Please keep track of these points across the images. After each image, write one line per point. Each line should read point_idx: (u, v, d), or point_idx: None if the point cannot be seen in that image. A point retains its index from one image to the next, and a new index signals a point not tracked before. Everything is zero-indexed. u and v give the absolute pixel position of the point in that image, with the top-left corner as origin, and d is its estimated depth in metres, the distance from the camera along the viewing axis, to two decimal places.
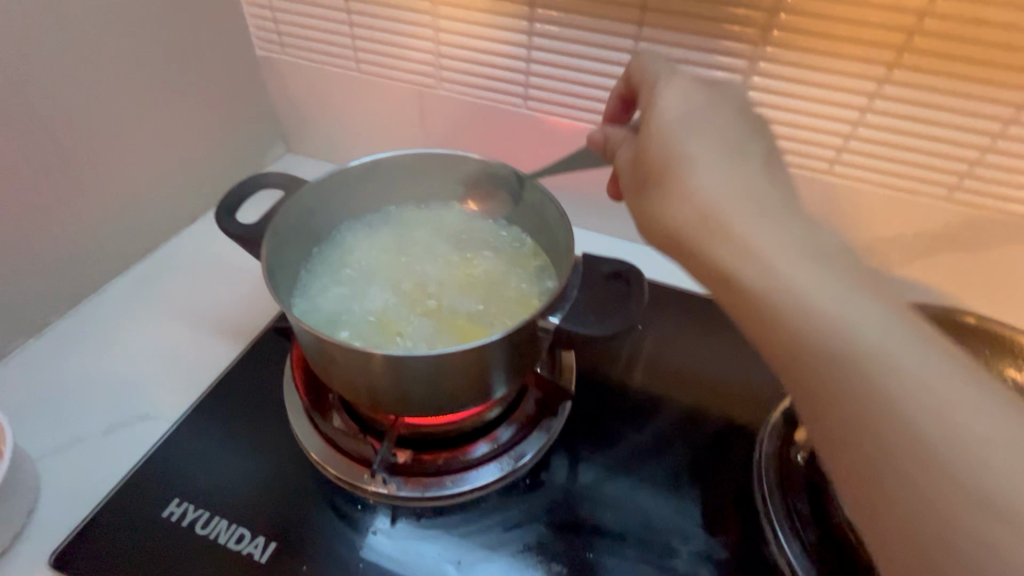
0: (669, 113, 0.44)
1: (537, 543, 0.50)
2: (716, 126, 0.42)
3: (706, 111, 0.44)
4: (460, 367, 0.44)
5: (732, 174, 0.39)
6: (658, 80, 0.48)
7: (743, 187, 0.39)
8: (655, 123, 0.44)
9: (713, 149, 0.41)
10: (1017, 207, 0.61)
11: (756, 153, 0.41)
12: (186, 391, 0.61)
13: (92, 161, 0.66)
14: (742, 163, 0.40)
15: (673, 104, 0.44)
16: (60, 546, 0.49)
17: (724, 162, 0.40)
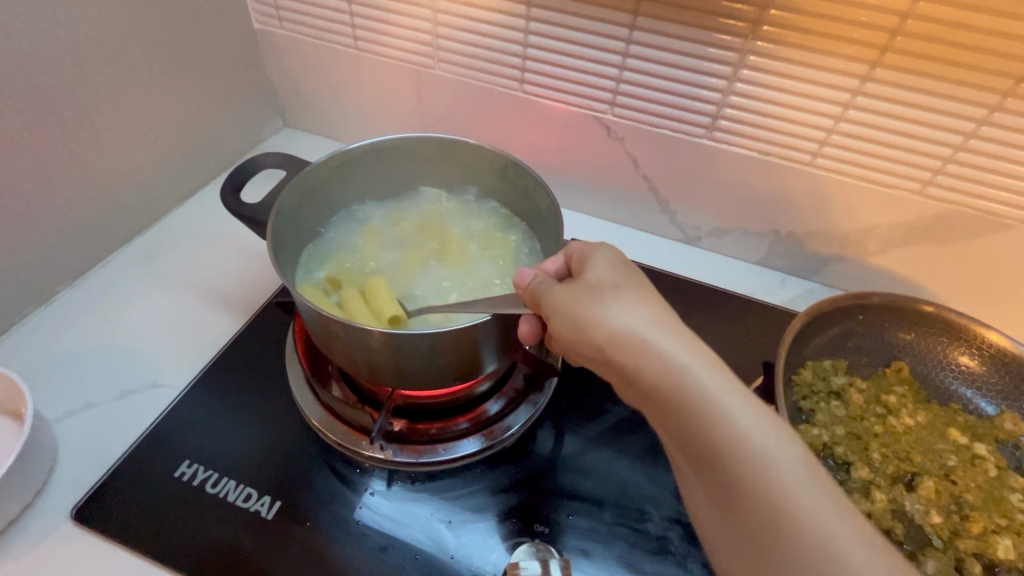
0: (598, 270, 0.44)
1: (522, 505, 0.55)
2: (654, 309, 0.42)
3: (637, 283, 0.43)
4: (453, 345, 0.47)
5: (638, 338, 0.39)
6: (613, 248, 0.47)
7: (636, 344, 0.39)
8: (586, 276, 0.45)
9: (629, 308, 0.41)
10: (985, 204, 0.64)
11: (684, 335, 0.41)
12: (192, 360, 0.64)
13: (94, 133, 0.67)
14: (657, 329, 0.40)
15: (606, 262, 0.45)
16: (80, 502, 0.53)
17: (635, 323, 0.40)
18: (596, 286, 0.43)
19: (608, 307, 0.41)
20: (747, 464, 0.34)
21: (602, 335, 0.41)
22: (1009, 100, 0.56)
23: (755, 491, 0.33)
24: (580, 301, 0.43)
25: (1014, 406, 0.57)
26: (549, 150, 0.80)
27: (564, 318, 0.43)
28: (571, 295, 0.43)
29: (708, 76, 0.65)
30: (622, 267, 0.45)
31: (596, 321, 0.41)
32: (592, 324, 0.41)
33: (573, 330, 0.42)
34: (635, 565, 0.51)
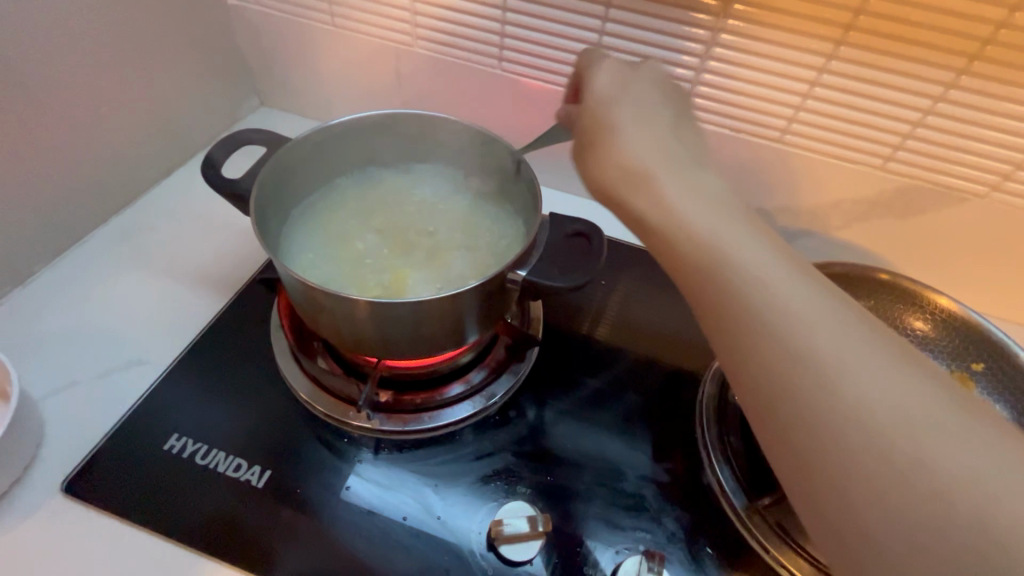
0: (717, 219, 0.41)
1: (505, 469, 0.57)
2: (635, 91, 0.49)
3: (640, 107, 0.48)
4: (435, 314, 0.49)
5: (641, 159, 0.44)
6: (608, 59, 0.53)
7: (641, 168, 0.44)
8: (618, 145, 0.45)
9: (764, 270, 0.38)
10: (941, 178, 0.67)
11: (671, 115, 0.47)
12: (176, 338, 0.65)
13: (67, 111, 0.66)
14: (658, 152, 0.45)
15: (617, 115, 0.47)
16: (70, 476, 0.53)
17: (664, 169, 0.44)
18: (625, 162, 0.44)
19: (622, 139, 0.45)
20: (880, 442, 0.33)
21: (614, 162, 0.45)
22: (963, 77, 0.59)
23: (887, 479, 0.32)
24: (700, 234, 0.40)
25: (964, 367, 0.60)
26: (528, 129, 0.81)
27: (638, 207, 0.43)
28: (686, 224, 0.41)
29: (682, 53, 0.67)
30: (636, 101, 0.49)
31: (614, 155, 0.45)
32: (608, 163, 0.45)
33: (598, 167, 0.46)
34: (612, 520, 0.54)
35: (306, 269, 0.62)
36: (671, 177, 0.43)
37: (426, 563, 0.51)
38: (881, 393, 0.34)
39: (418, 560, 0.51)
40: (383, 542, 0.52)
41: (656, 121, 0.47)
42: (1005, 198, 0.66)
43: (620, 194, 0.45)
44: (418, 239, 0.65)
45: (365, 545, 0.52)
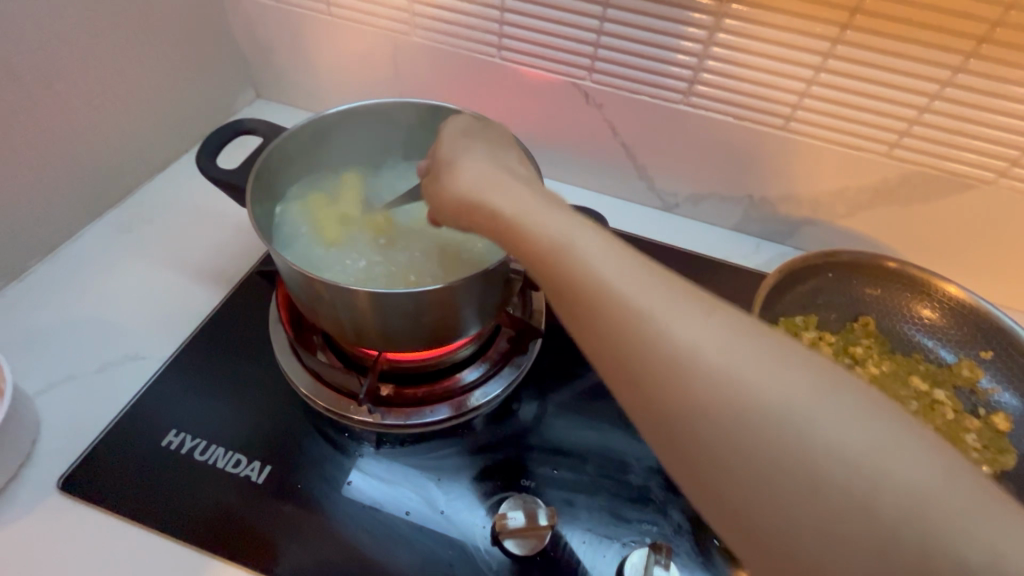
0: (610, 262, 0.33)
1: (509, 461, 0.56)
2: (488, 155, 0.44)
3: (477, 143, 0.46)
4: (437, 304, 0.48)
5: (483, 186, 0.41)
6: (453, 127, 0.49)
7: (485, 194, 0.40)
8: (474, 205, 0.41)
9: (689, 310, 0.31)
10: (948, 164, 0.66)
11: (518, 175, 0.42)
12: (173, 333, 0.64)
13: (59, 102, 0.65)
14: (501, 176, 0.42)
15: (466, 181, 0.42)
16: (67, 473, 0.53)
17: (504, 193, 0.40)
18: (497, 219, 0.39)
19: (461, 167, 0.43)
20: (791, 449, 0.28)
21: (460, 193, 0.42)
22: (972, 61, 0.58)
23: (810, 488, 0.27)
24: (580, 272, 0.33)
25: (972, 355, 0.60)
26: (528, 119, 0.80)
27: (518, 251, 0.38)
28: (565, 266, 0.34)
29: (684, 40, 0.66)
30: (468, 135, 0.47)
31: (457, 181, 0.42)
32: (452, 189, 0.42)
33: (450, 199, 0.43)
34: (618, 513, 0.54)
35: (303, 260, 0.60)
36: (508, 199, 0.39)
37: (430, 557, 0.50)
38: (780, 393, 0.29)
39: (422, 554, 0.51)
40: (386, 536, 0.51)
41: (497, 153, 0.45)
42: (1012, 184, 0.65)
43: (478, 217, 0.41)
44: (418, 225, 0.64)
45: (368, 539, 0.51)
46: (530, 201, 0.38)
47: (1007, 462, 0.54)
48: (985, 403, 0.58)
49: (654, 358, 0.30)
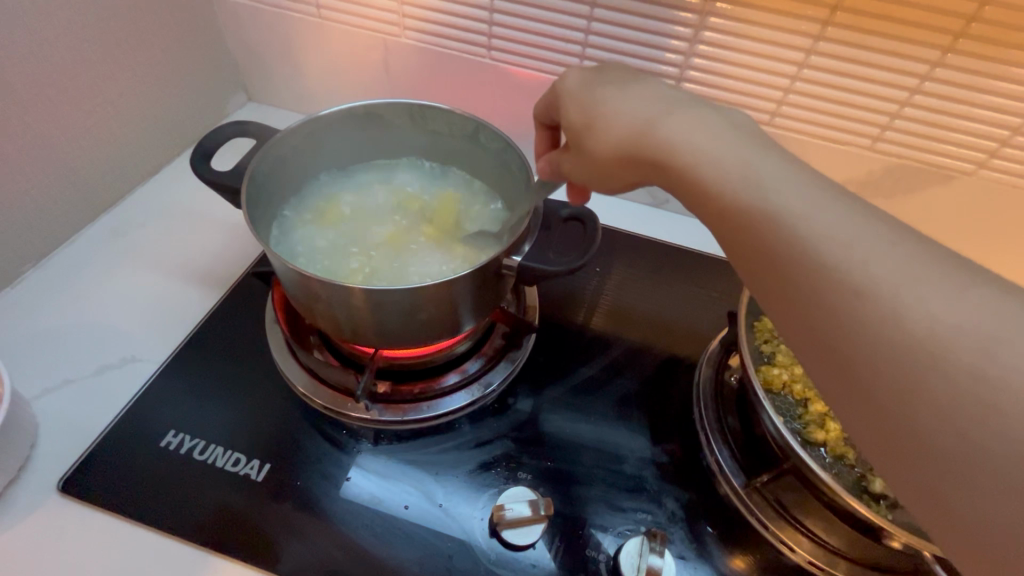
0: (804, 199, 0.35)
1: (506, 455, 0.57)
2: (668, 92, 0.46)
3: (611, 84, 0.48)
4: (432, 300, 0.49)
5: (638, 117, 0.44)
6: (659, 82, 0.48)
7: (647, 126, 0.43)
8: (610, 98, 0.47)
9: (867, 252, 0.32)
10: (929, 155, 0.68)
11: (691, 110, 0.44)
12: (170, 334, 0.64)
13: (49, 108, 0.65)
14: (650, 106, 0.44)
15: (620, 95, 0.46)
16: (66, 476, 0.53)
17: (710, 145, 0.40)
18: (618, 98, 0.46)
19: (608, 107, 0.46)
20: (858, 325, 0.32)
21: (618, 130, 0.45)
22: (949, 56, 0.59)
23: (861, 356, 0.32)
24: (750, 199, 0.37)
25: None
26: (519, 118, 0.81)
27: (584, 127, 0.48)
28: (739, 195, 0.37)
29: (671, 38, 0.67)
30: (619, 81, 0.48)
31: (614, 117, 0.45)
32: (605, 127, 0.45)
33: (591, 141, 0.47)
34: (613, 502, 0.55)
35: (298, 259, 0.61)
36: (670, 127, 0.42)
37: (429, 550, 0.51)
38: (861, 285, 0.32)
39: (421, 547, 0.51)
40: (385, 530, 0.52)
41: (632, 82, 0.48)
42: (991, 174, 0.67)
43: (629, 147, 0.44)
44: (410, 226, 0.65)
45: (367, 534, 0.52)
46: (741, 157, 0.39)
47: None
48: None
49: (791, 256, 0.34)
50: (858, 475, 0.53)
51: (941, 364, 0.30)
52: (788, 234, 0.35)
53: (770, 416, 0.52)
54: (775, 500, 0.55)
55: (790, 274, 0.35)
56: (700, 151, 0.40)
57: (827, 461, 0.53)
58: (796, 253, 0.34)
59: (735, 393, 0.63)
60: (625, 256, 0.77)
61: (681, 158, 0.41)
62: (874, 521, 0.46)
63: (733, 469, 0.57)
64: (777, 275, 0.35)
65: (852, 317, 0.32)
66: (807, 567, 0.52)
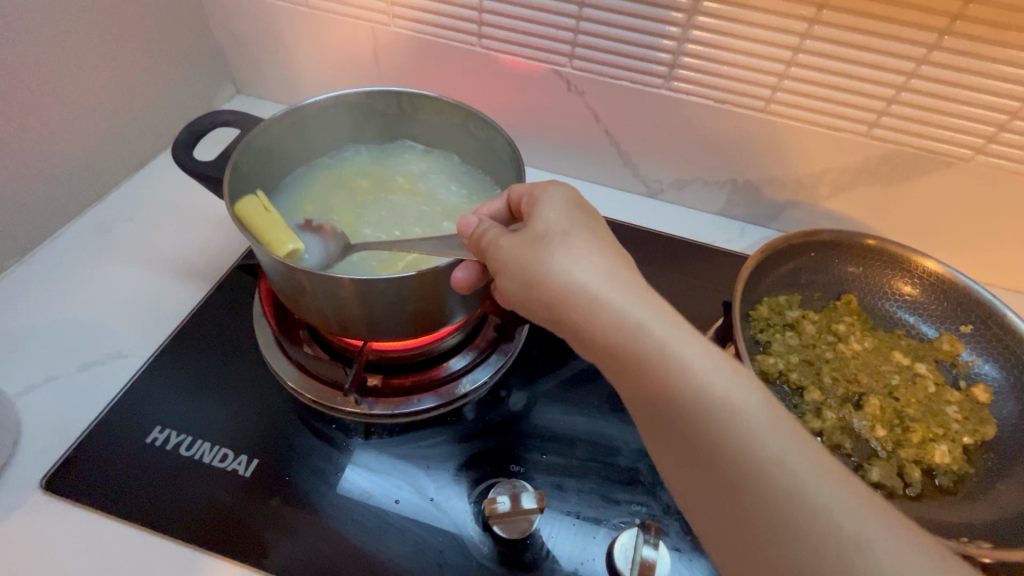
0: (773, 433, 0.33)
1: (498, 448, 0.56)
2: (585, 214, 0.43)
3: (589, 228, 0.42)
4: (420, 290, 0.48)
5: (589, 287, 0.38)
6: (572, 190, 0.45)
7: (590, 297, 0.38)
8: (537, 221, 0.43)
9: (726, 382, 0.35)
10: (927, 142, 0.67)
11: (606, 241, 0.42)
12: (156, 330, 0.63)
13: (31, 99, 0.64)
14: (612, 278, 0.39)
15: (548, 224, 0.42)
16: (50, 473, 0.52)
17: (688, 352, 0.36)
18: (545, 235, 0.42)
19: (573, 253, 0.40)
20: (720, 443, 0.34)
21: (556, 285, 0.39)
22: (945, 39, 0.58)
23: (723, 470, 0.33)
24: (722, 419, 0.34)
25: (951, 329, 0.61)
26: (511, 108, 0.80)
27: (511, 270, 0.42)
28: (711, 409, 0.34)
29: (665, 24, 0.66)
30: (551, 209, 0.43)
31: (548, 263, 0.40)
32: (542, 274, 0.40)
33: (525, 279, 0.41)
34: (607, 494, 0.54)
35: None
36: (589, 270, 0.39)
37: (420, 544, 0.50)
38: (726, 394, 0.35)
39: (413, 543, 0.51)
40: (376, 525, 0.51)
41: (611, 242, 0.42)
42: (989, 160, 0.66)
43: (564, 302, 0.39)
44: (399, 217, 0.64)
45: (357, 530, 0.51)
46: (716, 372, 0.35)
47: (988, 432, 0.54)
48: (966, 375, 0.59)
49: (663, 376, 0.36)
50: (855, 464, 0.52)
51: (788, 482, 0.32)
52: (658, 357, 0.36)
53: None
54: None
55: (657, 392, 0.36)
56: (628, 308, 0.38)
57: None
58: (694, 398, 0.35)
59: None
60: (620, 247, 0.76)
61: (651, 352, 0.36)
62: None
63: None
64: (649, 388, 0.36)
65: (715, 434, 0.34)
66: None
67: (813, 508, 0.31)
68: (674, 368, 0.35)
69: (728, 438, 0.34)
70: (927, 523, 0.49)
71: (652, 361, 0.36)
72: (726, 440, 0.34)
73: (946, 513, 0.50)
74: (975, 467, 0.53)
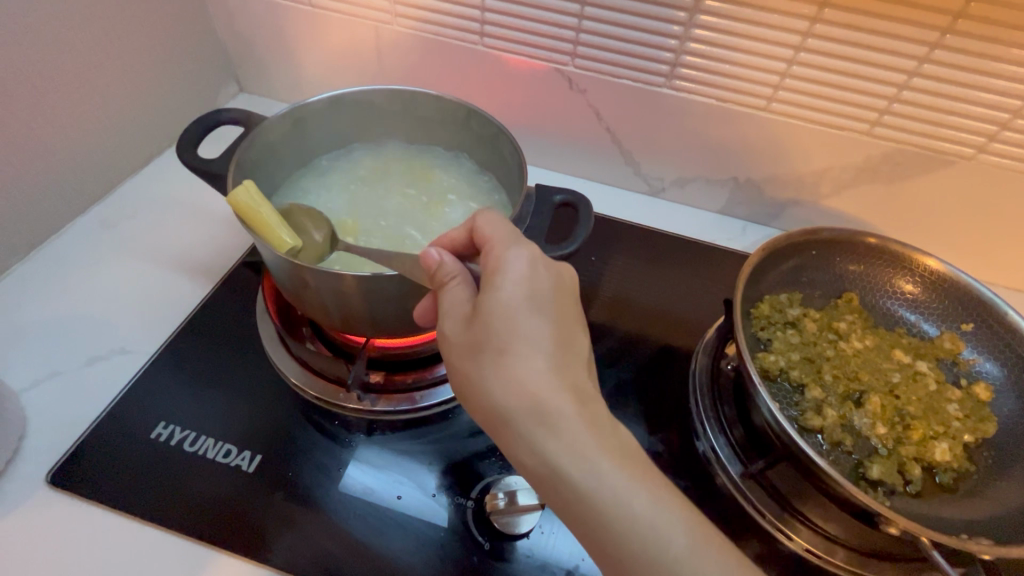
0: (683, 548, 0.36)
1: (499, 445, 0.57)
2: (541, 304, 0.41)
3: (539, 327, 0.40)
4: (422, 287, 0.48)
5: (525, 403, 0.38)
6: (535, 262, 0.42)
7: (520, 416, 0.38)
8: (490, 308, 0.40)
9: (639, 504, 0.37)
10: (928, 140, 0.67)
11: (553, 339, 0.40)
12: (160, 326, 0.63)
13: (36, 97, 0.64)
14: (546, 389, 0.38)
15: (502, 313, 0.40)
16: (55, 468, 0.52)
17: (606, 478, 0.37)
18: (491, 340, 0.40)
19: (517, 370, 0.38)
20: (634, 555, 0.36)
21: (492, 400, 0.39)
22: (948, 37, 0.58)
23: None
24: (647, 549, 0.36)
25: (953, 328, 0.61)
26: (513, 107, 0.80)
27: (456, 368, 0.41)
28: (625, 534, 0.36)
29: (666, 22, 0.66)
30: (520, 298, 0.40)
31: (486, 375, 0.39)
32: (480, 383, 0.39)
33: (466, 381, 0.40)
34: None
35: None
36: (527, 381, 0.38)
37: (422, 540, 0.51)
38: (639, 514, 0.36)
39: (414, 539, 0.51)
40: (378, 521, 0.52)
41: (555, 346, 0.40)
42: (991, 159, 0.66)
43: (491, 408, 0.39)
44: (402, 214, 0.64)
45: (360, 526, 0.51)
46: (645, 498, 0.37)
47: (988, 430, 0.54)
48: (967, 374, 0.59)
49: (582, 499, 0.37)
50: (856, 462, 0.52)
51: None
52: (576, 480, 0.37)
53: (765, 404, 0.50)
54: (772, 487, 0.55)
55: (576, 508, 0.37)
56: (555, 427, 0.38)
57: (824, 448, 0.53)
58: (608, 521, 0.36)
59: (731, 381, 0.62)
60: (622, 245, 0.77)
61: (571, 480, 0.37)
62: (874, 508, 0.45)
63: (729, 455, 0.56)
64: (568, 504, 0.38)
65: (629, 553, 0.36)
66: (804, 556, 0.52)
67: None
68: (604, 499, 0.36)
69: (642, 559, 0.36)
70: (927, 521, 0.49)
71: (571, 485, 0.37)
72: (647, 565, 0.36)
73: (946, 510, 0.50)
74: (975, 466, 0.53)
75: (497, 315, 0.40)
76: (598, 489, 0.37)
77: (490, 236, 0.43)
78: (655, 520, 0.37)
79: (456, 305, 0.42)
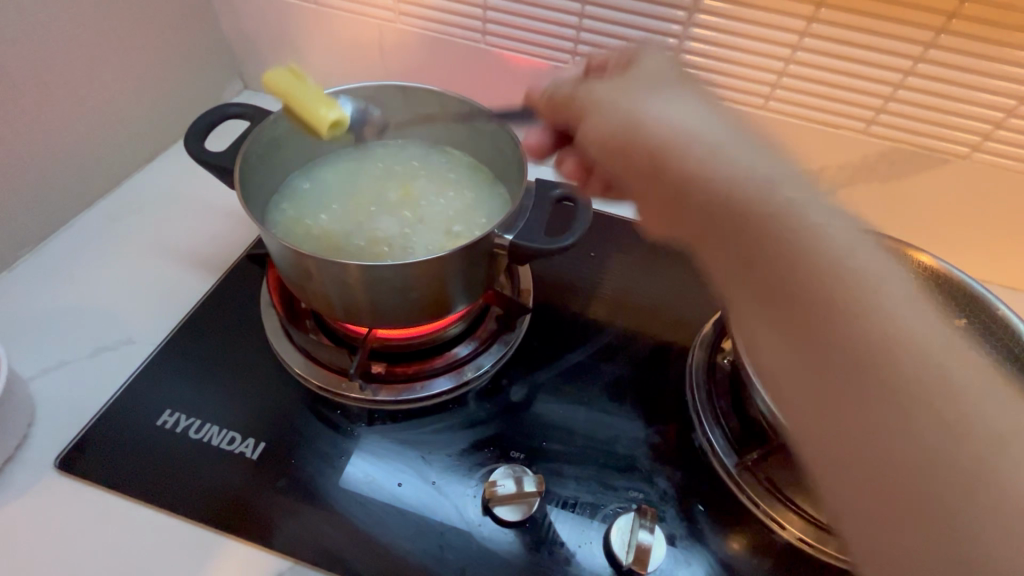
0: (909, 310, 0.35)
1: (498, 435, 0.58)
2: (676, 72, 0.49)
3: (685, 85, 0.47)
4: (424, 278, 0.49)
5: (691, 128, 0.42)
6: (663, 50, 0.52)
7: (698, 136, 0.42)
8: (638, 65, 0.49)
9: (852, 247, 0.36)
10: (923, 139, 0.68)
11: (705, 94, 0.47)
12: (166, 317, 0.65)
13: (45, 91, 0.65)
14: (714, 122, 0.43)
15: (649, 66, 0.49)
16: (64, 453, 0.54)
17: (834, 225, 0.37)
18: (648, 79, 0.48)
19: (704, 141, 0.41)
20: (854, 320, 0.35)
21: (662, 129, 0.43)
22: (943, 36, 0.59)
23: (874, 338, 0.34)
24: (890, 341, 0.34)
25: None
26: (514, 104, 0.81)
27: (600, 106, 0.48)
28: (863, 290, 0.35)
29: (665, 21, 0.67)
30: (657, 66, 0.49)
31: (633, 107, 0.45)
32: (639, 113, 0.45)
33: (628, 127, 0.45)
34: (605, 480, 0.55)
35: (294, 238, 0.61)
36: (710, 146, 0.41)
37: (422, 527, 0.52)
38: (872, 263, 0.36)
39: (414, 525, 0.52)
40: (379, 507, 0.53)
41: (738, 133, 0.43)
42: (985, 158, 0.67)
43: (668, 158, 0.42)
44: (405, 207, 0.65)
45: (361, 513, 0.52)
46: (893, 279, 0.36)
47: None
48: None
49: (781, 242, 0.37)
50: None
51: (919, 362, 0.34)
52: (760, 207, 0.38)
53: (761, 396, 0.51)
54: (767, 479, 0.55)
55: (754, 257, 0.38)
56: (722, 141, 0.41)
57: None
58: (796, 248, 0.36)
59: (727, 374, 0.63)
60: (621, 241, 0.78)
61: (803, 229, 0.36)
62: None
63: (724, 447, 0.57)
64: (750, 258, 0.38)
65: (844, 301, 0.35)
66: (797, 544, 0.53)
67: (937, 369, 0.33)
68: (852, 276, 0.35)
69: (878, 334, 0.34)
70: None
71: (752, 202, 0.38)
72: (881, 337, 0.34)
73: None
74: None
75: (646, 87, 0.47)
76: (829, 228, 0.37)
77: (615, 51, 0.54)
78: (905, 299, 0.35)
79: (592, 88, 0.50)
